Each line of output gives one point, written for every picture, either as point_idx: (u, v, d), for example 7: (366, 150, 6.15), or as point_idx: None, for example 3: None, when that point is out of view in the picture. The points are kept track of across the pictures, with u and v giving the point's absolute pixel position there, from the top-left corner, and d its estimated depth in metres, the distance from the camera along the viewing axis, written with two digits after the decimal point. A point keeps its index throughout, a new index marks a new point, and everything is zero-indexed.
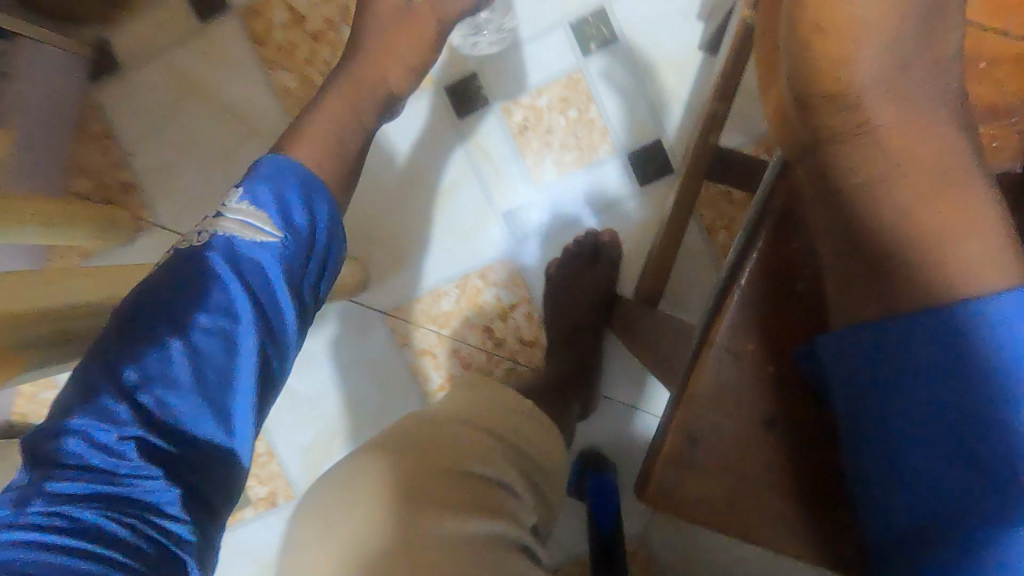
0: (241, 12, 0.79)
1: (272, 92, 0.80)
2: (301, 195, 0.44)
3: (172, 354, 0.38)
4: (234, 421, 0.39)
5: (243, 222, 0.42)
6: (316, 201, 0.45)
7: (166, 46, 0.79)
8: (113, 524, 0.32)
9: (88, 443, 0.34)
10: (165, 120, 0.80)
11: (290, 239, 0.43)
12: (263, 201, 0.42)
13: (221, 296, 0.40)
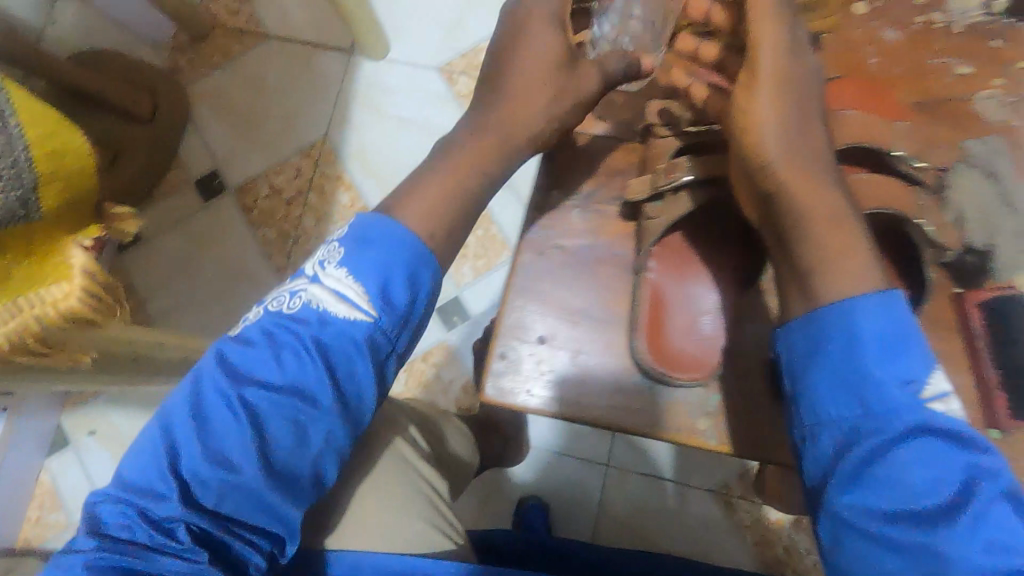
0: (232, 192, 1.09)
1: (255, 240, 1.07)
2: (406, 265, 0.46)
3: (265, 414, 0.42)
4: (324, 471, 0.44)
5: (327, 292, 0.45)
6: (421, 270, 0.47)
7: (177, 211, 1.09)
8: (230, 533, 0.41)
9: (194, 468, 0.41)
10: (173, 265, 1.07)
11: (381, 313, 0.45)
12: (364, 273, 0.45)
13: (319, 371, 0.43)
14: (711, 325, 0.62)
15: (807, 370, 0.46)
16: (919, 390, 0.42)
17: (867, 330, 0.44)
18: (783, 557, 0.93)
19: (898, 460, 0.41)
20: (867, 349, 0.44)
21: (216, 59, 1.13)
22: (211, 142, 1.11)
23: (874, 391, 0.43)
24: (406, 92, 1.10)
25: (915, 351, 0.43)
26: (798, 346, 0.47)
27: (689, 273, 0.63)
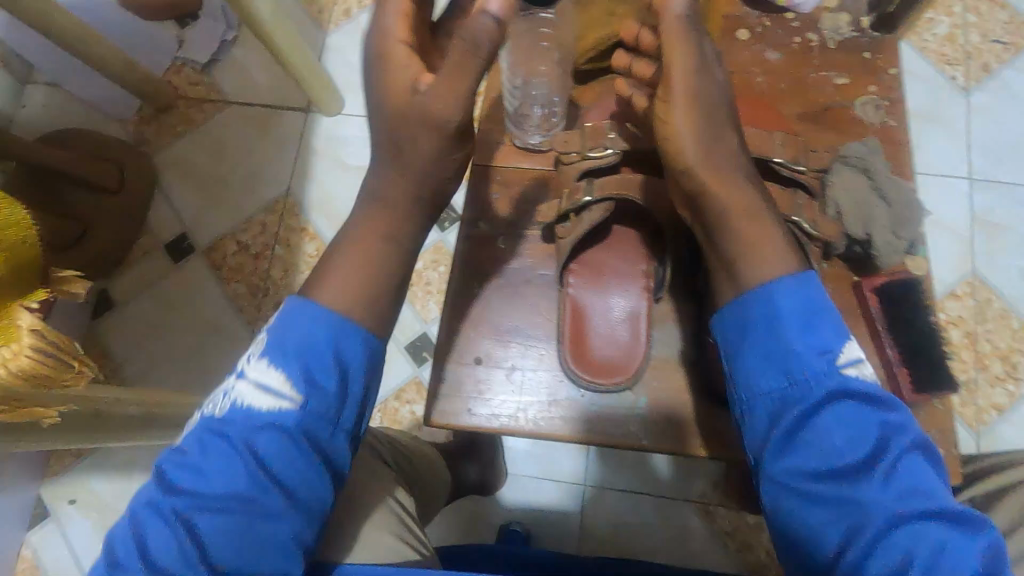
0: (201, 252, 1.13)
1: (226, 296, 1.10)
2: (334, 339, 0.49)
3: (236, 466, 0.45)
4: (297, 512, 0.46)
5: (256, 385, 0.47)
6: (347, 342, 0.50)
7: (148, 275, 1.12)
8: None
9: (174, 530, 0.44)
10: (147, 326, 1.10)
11: (308, 395, 0.47)
12: (286, 364, 0.47)
13: (268, 430, 0.46)
14: (625, 332, 0.66)
15: (743, 352, 0.52)
16: (834, 359, 0.49)
17: (787, 317, 0.51)
18: (766, 561, 0.93)
19: (817, 425, 0.47)
20: (787, 327, 0.50)
21: (180, 128, 1.19)
22: (179, 207, 1.15)
23: (797, 365, 0.49)
24: (362, 143, 1.15)
25: (830, 321, 0.51)
26: (732, 334, 0.53)
27: (604, 285, 0.68)
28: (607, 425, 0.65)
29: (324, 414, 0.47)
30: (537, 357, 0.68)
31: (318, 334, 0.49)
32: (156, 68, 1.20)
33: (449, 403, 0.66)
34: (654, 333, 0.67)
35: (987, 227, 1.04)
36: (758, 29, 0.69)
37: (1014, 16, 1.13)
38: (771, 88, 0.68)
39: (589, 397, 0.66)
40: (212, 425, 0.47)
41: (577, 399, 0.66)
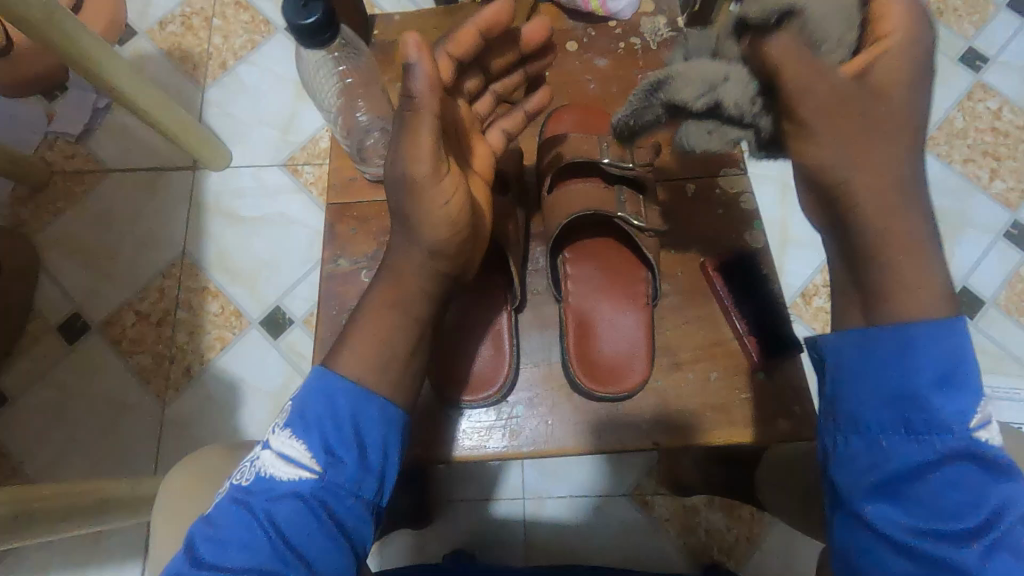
0: (98, 328, 1.08)
1: (129, 368, 1.06)
2: (359, 412, 0.49)
3: (270, 541, 0.44)
4: None
5: (282, 456, 0.47)
6: (368, 413, 0.49)
7: (42, 360, 1.06)
8: None
9: None
10: (48, 413, 1.04)
11: (327, 470, 0.46)
12: (310, 439, 0.47)
13: (306, 504, 0.45)
14: (490, 346, 0.66)
15: (845, 386, 0.45)
16: (969, 422, 0.41)
17: (903, 344, 0.43)
18: (706, 539, 0.96)
19: (928, 477, 0.41)
20: (917, 366, 0.42)
21: (60, 204, 1.14)
22: (68, 284, 1.10)
23: (914, 411, 0.42)
24: (254, 194, 1.14)
25: (971, 383, 0.42)
26: (848, 358, 0.45)
27: (467, 301, 0.68)
28: (488, 437, 0.65)
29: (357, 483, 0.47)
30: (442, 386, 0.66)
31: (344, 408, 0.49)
32: (25, 147, 1.15)
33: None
34: (522, 342, 0.69)
35: None
36: (585, 40, 0.74)
37: None
38: (603, 93, 0.73)
39: (471, 414, 0.66)
40: (245, 494, 0.46)
41: (460, 417, 0.66)
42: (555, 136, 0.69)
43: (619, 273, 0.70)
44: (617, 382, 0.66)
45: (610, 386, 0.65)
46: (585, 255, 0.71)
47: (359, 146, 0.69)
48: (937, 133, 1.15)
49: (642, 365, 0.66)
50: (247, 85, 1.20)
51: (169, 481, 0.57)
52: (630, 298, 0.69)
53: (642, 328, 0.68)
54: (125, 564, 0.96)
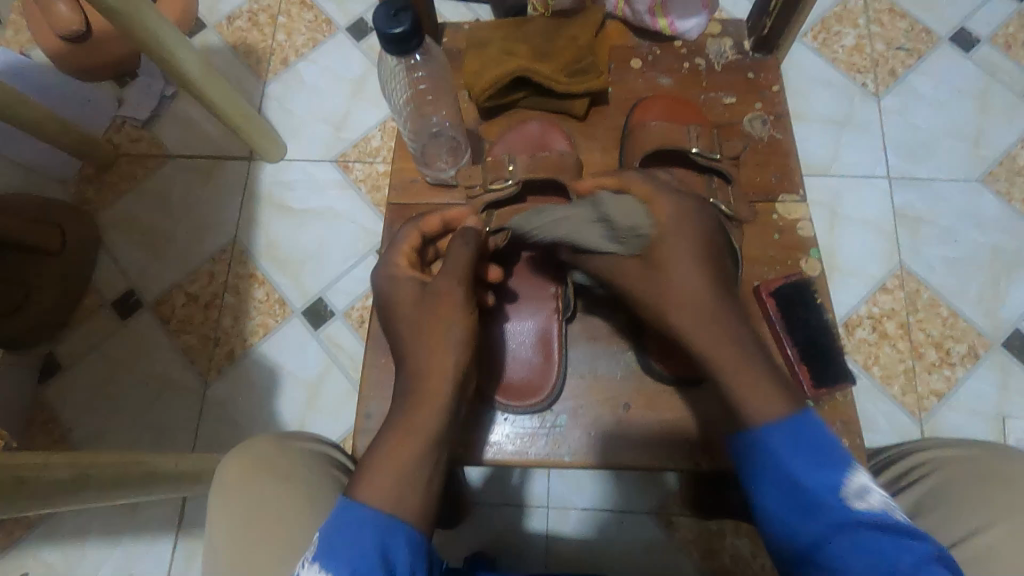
0: (149, 307, 1.12)
1: (176, 347, 1.10)
2: (381, 534, 0.48)
3: None
4: None
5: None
6: (395, 544, 0.48)
7: (95, 334, 1.11)
8: None
9: None
10: (98, 385, 1.08)
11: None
12: (339, 567, 0.45)
13: None
14: (534, 353, 0.68)
15: (755, 479, 0.53)
16: (843, 491, 0.49)
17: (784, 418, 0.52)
18: (731, 566, 0.94)
19: (836, 550, 0.47)
20: (785, 454, 0.51)
21: (123, 185, 1.19)
22: (125, 263, 1.15)
23: (803, 483, 0.50)
24: (306, 187, 1.17)
25: (833, 452, 0.51)
26: (741, 457, 0.53)
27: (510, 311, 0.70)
28: (530, 444, 0.67)
29: None
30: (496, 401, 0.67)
31: (362, 526, 0.47)
32: (95, 129, 1.21)
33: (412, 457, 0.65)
34: (569, 353, 0.70)
35: (908, 221, 1.10)
36: (649, 58, 0.72)
37: (913, 24, 1.21)
38: None
39: (509, 417, 0.67)
40: None
41: (501, 421, 0.67)
42: (641, 125, 0.65)
43: None
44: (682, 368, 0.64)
45: (683, 375, 0.65)
46: None
47: (423, 147, 0.71)
48: (997, 170, 1.12)
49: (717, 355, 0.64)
50: (306, 83, 1.23)
51: (225, 464, 0.60)
52: None
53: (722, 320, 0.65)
54: (157, 537, 1.00)
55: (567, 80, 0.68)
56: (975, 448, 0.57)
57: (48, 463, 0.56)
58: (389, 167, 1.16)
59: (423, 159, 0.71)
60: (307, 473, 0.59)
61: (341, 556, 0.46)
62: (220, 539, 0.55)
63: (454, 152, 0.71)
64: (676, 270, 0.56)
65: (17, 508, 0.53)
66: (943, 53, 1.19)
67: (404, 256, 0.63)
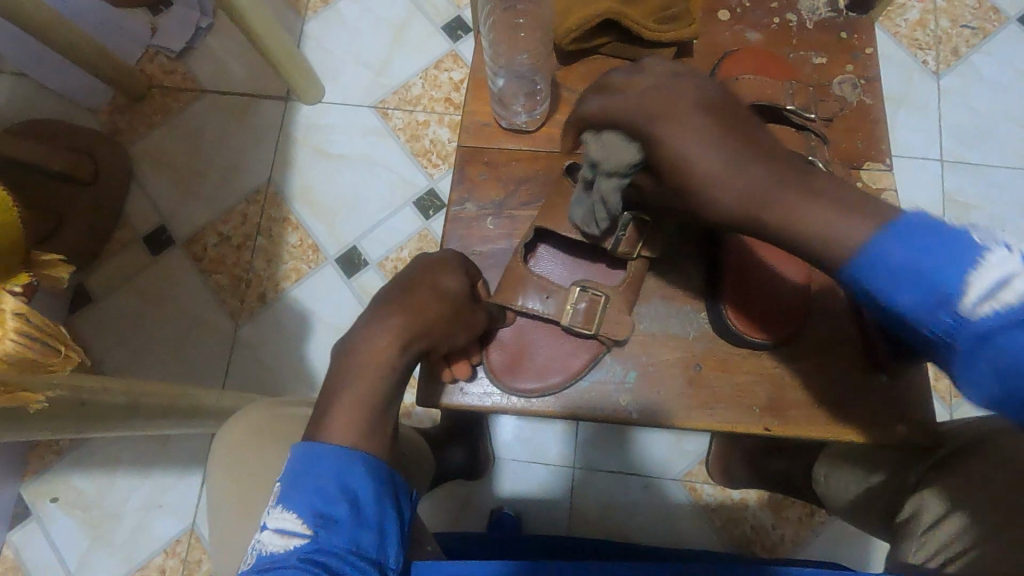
0: (181, 244, 1.11)
1: (207, 286, 1.09)
2: (340, 472, 0.46)
3: None
4: None
5: (301, 522, 0.44)
6: (355, 476, 0.47)
7: (126, 269, 1.10)
8: None
9: None
10: (127, 320, 1.08)
11: (320, 532, 0.44)
12: (301, 506, 0.45)
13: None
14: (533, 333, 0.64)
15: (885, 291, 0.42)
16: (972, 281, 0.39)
17: (888, 287, 0.42)
18: (751, 535, 0.96)
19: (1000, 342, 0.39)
20: (907, 280, 0.41)
21: (155, 118, 1.16)
22: (157, 199, 1.13)
23: (983, 349, 0.40)
24: (343, 131, 1.14)
25: (957, 242, 0.40)
26: (871, 264, 0.43)
27: (540, 290, 0.62)
28: (591, 399, 0.63)
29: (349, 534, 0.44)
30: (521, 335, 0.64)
31: (315, 465, 0.46)
32: (128, 58, 1.17)
33: (434, 384, 0.63)
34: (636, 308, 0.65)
35: (957, 206, 1.08)
36: (738, 10, 0.66)
37: (982, 2, 1.16)
38: None
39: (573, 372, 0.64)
40: None
41: None
42: (729, 78, 0.60)
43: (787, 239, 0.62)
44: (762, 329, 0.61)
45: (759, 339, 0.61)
46: None
47: (502, 85, 0.67)
48: None
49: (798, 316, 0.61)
50: (347, 23, 1.19)
51: (222, 434, 0.61)
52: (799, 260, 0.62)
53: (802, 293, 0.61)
54: (187, 472, 1.01)
55: (657, 27, 0.63)
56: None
57: (107, 387, 0.56)
58: (429, 117, 1.13)
59: (502, 102, 0.68)
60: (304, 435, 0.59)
61: (306, 495, 0.45)
62: (227, 503, 0.57)
63: (533, 97, 0.67)
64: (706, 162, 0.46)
65: (78, 429, 0.52)
66: (1010, 34, 1.15)
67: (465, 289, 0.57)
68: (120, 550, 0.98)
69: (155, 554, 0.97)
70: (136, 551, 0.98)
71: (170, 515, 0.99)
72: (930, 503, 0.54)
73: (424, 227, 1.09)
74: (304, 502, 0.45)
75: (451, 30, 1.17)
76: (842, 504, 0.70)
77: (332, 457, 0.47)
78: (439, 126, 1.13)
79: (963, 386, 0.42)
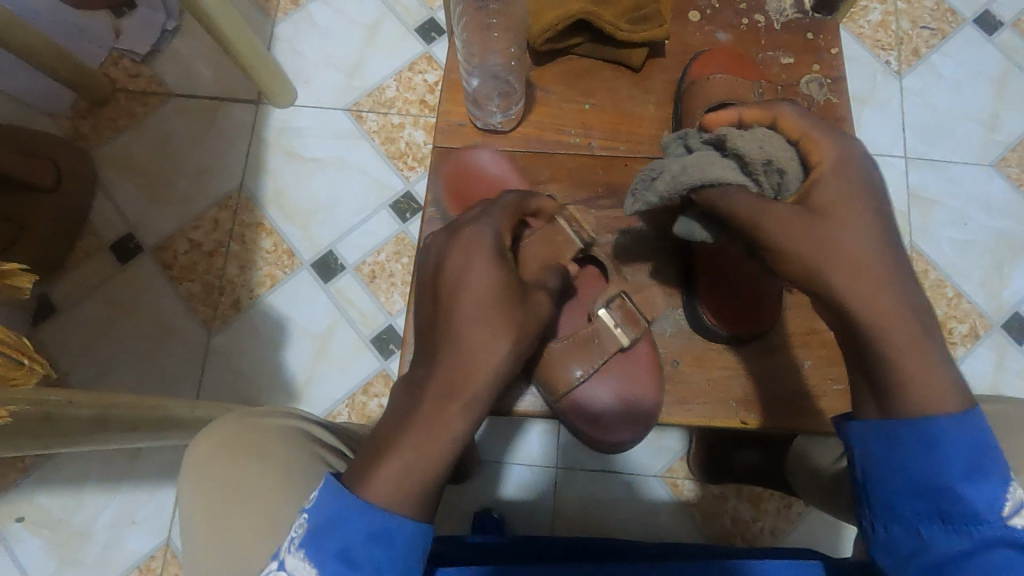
0: (150, 252, 1.08)
1: (178, 294, 1.06)
2: (367, 530, 0.41)
3: None
4: None
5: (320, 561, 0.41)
6: (381, 538, 0.41)
7: (92, 278, 1.07)
8: None
9: None
10: (94, 331, 1.05)
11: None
12: (322, 561, 0.41)
13: None
14: None
15: (884, 477, 0.44)
16: (1001, 510, 0.40)
17: (907, 471, 0.43)
18: (731, 528, 0.97)
19: (987, 567, 0.40)
20: (943, 465, 0.42)
21: (121, 123, 1.13)
22: (124, 205, 1.10)
23: (963, 567, 0.40)
24: (316, 135, 1.13)
25: (996, 470, 0.41)
26: (875, 444, 0.44)
27: None
28: None
29: None
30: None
31: (341, 522, 0.41)
32: (90, 60, 1.13)
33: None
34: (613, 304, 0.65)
35: (921, 202, 1.11)
36: (708, 11, 0.67)
37: (939, 4, 1.20)
38: None
39: None
40: None
41: None
42: (699, 78, 0.61)
43: None
44: (751, 321, 0.61)
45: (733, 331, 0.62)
46: None
47: (477, 85, 0.67)
48: (1009, 155, 1.13)
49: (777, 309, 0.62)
50: (319, 25, 1.18)
51: (195, 446, 0.59)
52: None
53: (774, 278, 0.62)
54: (160, 485, 0.98)
55: (629, 27, 0.63)
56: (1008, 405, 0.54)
57: (73, 399, 0.54)
58: (404, 119, 1.13)
59: (476, 102, 0.67)
60: (279, 449, 0.56)
61: (328, 549, 0.41)
62: (202, 517, 0.55)
63: (507, 97, 0.67)
64: (853, 228, 0.44)
65: (43, 443, 0.50)
66: (966, 35, 1.19)
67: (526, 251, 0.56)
68: (89, 569, 0.95)
69: (127, 571, 0.95)
70: (106, 570, 0.95)
71: (143, 531, 0.96)
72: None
73: (401, 230, 1.08)
74: (325, 556, 0.41)
75: (424, 32, 1.17)
76: (816, 495, 0.72)
77: (357, 514, 0.41)
78: (415, 128, 1.13)
79: None
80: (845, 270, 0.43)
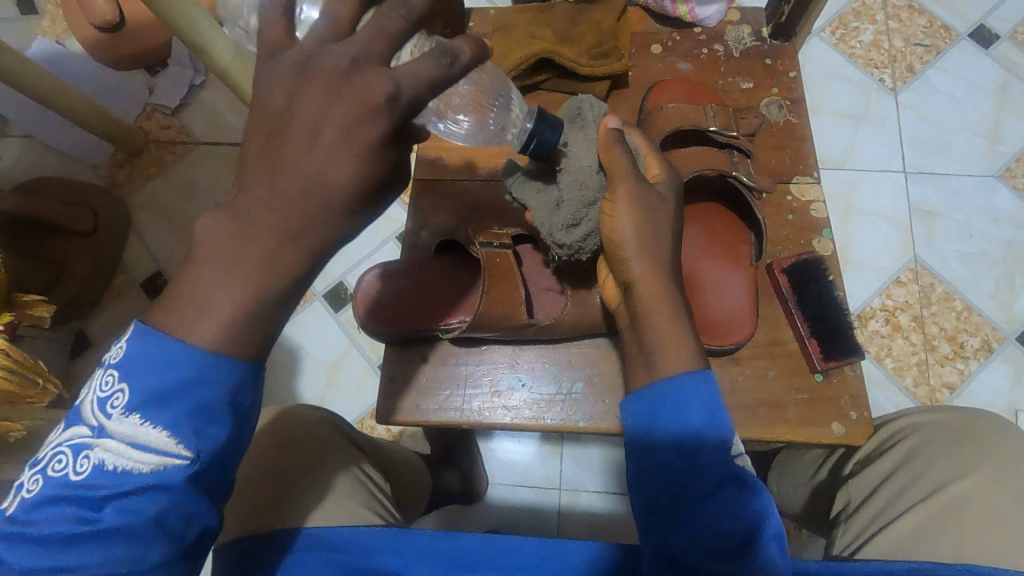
0: None
1: None
2: (193, 377, 0.37)
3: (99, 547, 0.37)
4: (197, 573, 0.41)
5: (127, 445, 0.37)
6: (213, 380, 0.37)
7: (125, 313, 1.15)
8: None
9: None
10: None
11: (177, 447, 0.37)
12: (146, 410, 0.36)
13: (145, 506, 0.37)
14: (469, 366, 0.65)
15: (654, 433, 0.48)
16: (730, 450, 0.47)
17: (665, 417, 0.48)
18: None
19: (716, 504, 0.46)
20: (692, 413, 0.47)
21: (152, 171, 1.23)
22: (153, 245, 1.19)
23: (700, 502, 0.46)
24: None
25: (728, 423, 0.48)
26: (641, 408, 0.49)
27: (468, 292, 0.65)
28: (546, 409, 0.63)
29: (197, 445, 0.37)
30: (477, 351, 0.65)
31: (165, 370, 0.37)
32: (127, 116, 1.25)
33: (392, 399, 0.63)
34: (578, 339, 0.65)
35: (923, 215, 1.10)
36: (669, 43, 0.71)
37: (932, 20, 1.21)
38: None
39: (527, 384, 0.64)
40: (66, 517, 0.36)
41: (517, 387, 0.64)
42: (657, 107, 0.64)
43: (723, 243, 0.64)
44: (721, 336, 0.59)
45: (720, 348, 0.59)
46: (691, 219, 0.65)
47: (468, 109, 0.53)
48: (1015, 166, 1.12)
49: (748, 321, 0.60)
50: None
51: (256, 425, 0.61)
52: (735, 262, 0.63)
53: (746, 291, 0.61)
54: None
55: (588, 62, 0.68)
56: (965, 415, 0.56)
57: None
58: None
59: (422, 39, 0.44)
60: (312, 453, 0.59)
61: (153, 412, 0.36)
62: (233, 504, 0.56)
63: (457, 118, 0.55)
64: (628, 177, 0.51)
65: None
66: (962, 49, 1.19)
67: (456, 283, 0.65)
68: None
69: None
70: None
71: None
72: (856, 492, 0.58)
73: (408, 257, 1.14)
74: (147, 415, 0.36)
75: None
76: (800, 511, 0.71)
77: (178, 377, 0.37)
78: None
79: (647, 518, 0.47)
80: (627, 217, 0.51)
